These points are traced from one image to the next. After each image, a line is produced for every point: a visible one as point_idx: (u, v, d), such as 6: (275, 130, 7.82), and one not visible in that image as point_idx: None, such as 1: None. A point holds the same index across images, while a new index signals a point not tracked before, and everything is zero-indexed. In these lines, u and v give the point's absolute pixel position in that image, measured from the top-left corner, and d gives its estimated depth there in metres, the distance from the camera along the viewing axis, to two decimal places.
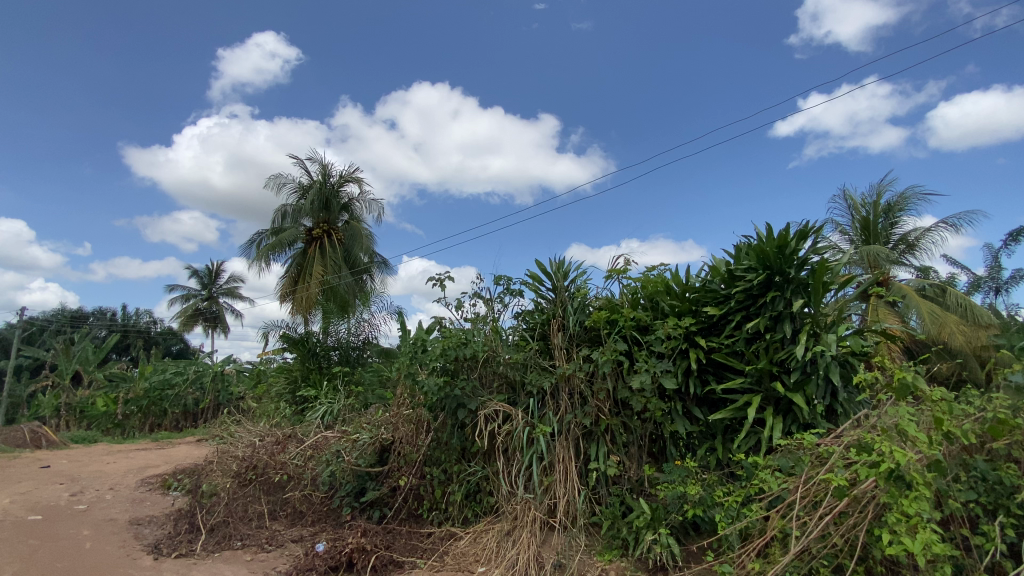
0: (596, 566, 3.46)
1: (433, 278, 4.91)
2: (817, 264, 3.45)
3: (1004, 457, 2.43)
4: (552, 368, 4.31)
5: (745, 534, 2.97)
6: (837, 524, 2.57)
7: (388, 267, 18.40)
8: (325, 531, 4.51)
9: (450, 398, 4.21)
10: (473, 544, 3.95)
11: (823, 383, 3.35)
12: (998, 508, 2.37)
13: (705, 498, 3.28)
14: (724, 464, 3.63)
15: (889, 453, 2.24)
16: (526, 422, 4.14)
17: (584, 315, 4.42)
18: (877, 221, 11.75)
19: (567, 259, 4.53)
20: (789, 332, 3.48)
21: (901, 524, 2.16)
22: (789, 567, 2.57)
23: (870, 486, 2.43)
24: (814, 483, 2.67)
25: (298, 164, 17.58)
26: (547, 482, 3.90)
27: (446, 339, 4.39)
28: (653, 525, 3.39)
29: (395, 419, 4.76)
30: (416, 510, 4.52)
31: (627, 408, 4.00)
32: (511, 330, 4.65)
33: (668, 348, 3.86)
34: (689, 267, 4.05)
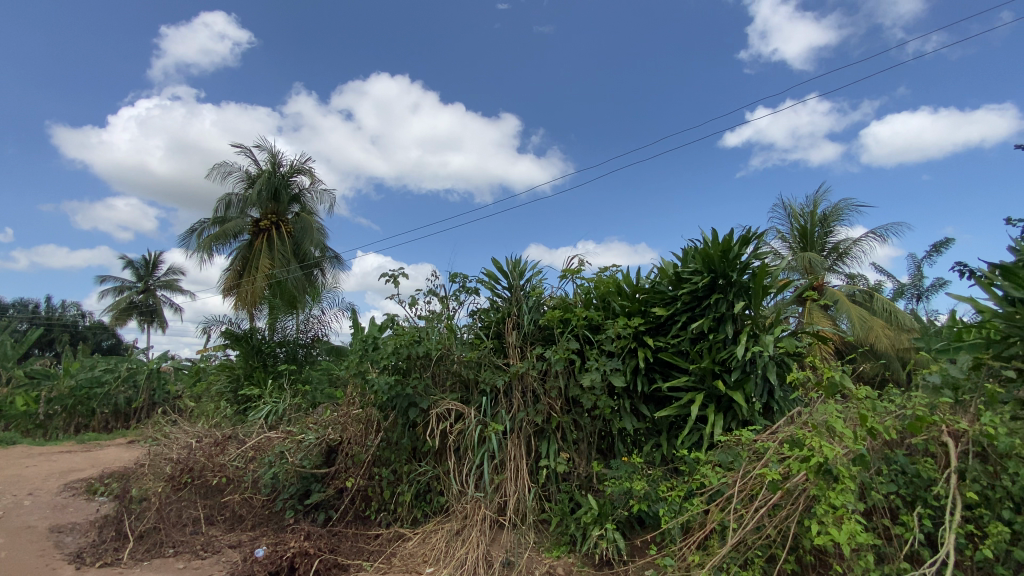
0: (545, 562, 3.48)
1: (386, 274, 4.79)
2: (757, 269, 3.61)
3: (921, 451, 2.62)
4: (505, 367, 4.31)
5: (687, 527, 3.08)
6: (771, 516, 2.70)
7: (341, 262, 17.90)
8: (266, 535, 4.32)
9: (402, 396, 4.12)
10: (421, 545, 3.90)
11: (761, 381, 3.52)
12: (916, 499, 2.55)
13: (650, 494, 3.37)
14: (669, 460, 3.74)
15: (818, 448, 2.38)
16: (478, 421, 4.13)
17: (538, 313, 4.44)
18: (814, 230, 12.50)
19: (522, 258, 4.55)
20: (730, 333, 3.63)
21: (828, 516, 2.30)
22: (726, 558, 2.68)
23: (801, 479, 2.56)
24: (751, 477, 2.80)
25: (246, 152, 16.82)
26: (497, 480, 3.90)
27: (398, 337, 4.29)
28: (600, 521, 3.45)
29: (344, 419, 4.62)
30: (363, 512, 4.41)
31: (578, 407, 4.06)
32: (466, 328, 4.60)
33: (619, 348, 3.95)
34: (640, 269, 4.14)
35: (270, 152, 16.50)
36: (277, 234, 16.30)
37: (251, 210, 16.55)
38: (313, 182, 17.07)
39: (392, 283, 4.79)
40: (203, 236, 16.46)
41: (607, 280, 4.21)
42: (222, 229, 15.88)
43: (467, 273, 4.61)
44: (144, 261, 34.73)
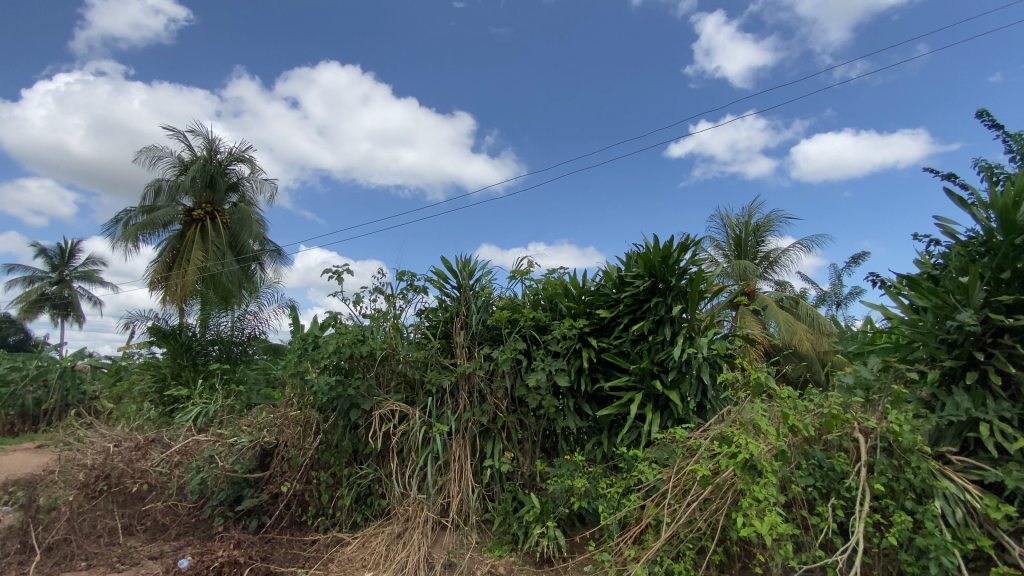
0: (486, 562, 3.48)
1: (329, 271, 4.63)
2: (695, 275, 3.78)
3: (836, 446, 2.84)
4: (452, 367, 4.28)
5: (624, 522, 3.18)
6: (702, 509, 2.83)
7: (282, 256, 17.14)
8: (191, 544, 4.06)
9: (342, 398, 4.02)
10: (361, 549, 3.80)
11: (695, 381, 3.68)
12: (830, 491, 2.74)
13: (590, 491, 3.45)
14: (609, 458, 3.84)
15: (744, 445, 2.53)
16: (422, 422, 4.08)
17: (487, 313, 4.44)
18: (747, 239, 13.26)
19: (472, 258, 4.53)
20: (668, 335, 3.78)
21: (754, 508, 2.44)
22: (660, 552, 2.79)
23: (729, 475, 2.72)
24: (684, 473, 2.94)
25: (179, 136, 15.76)
26: (441, 482, 3.87)
27: (341, 335, 4.15)
28: (542, 519, 3.50)
29: (281, 421, 4.43)
30: (299, 517, 4.24)
31: (524, 406, 4.09)
32: (413, 327, 4.52)
33: (564, 348, 4.02)
34: (586, 272, 4.23)
35: (206, 137, 15.54)
36: (211, 224, 15.39)
37: (183, 198, 15.54)
38: (253, 172, 16.23)
39: (336, 280, 4.64)
40: (128, 224, 15.27)
41: (555, 282, 4.28)
42: (150, 218, 14.80)
43: (415, 271, 4.54)
44: (58, 250, 31.78)
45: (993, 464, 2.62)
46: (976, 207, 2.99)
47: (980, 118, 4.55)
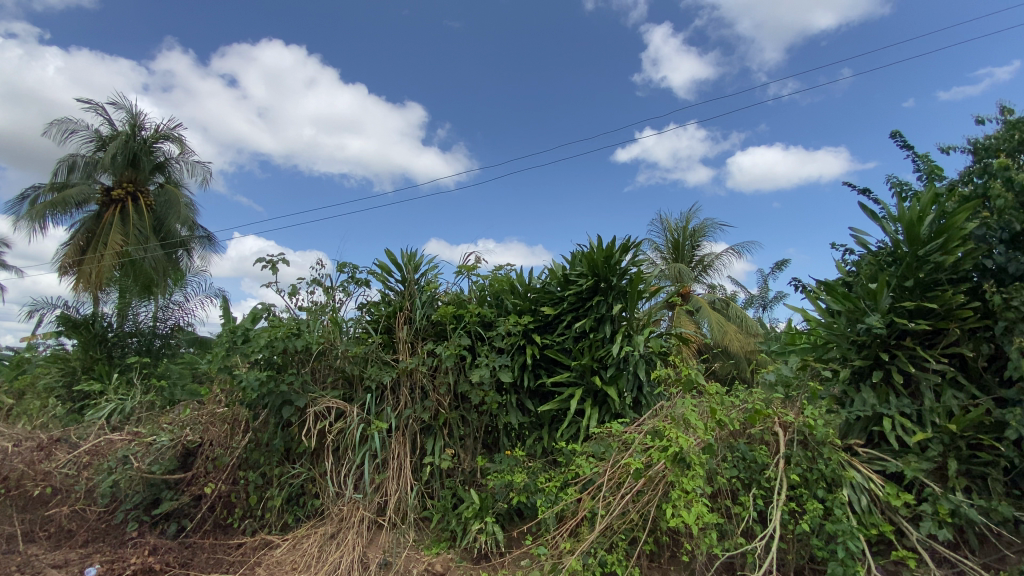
0: (423, 560, 3.43)
1: (264, 261, 4.40)
2: (635, 275, 3.90)
3: (758, 440, 3.01)
4: (393, 363, 4.17)
5: (561, 516, 3.23)
6: (635, 501, 2.93)
7: (213, 244, 16.13)
8: (100, 551, 3.73)
9: (274, 394, 3.84)
10: (291, 551, 3.64)
11: (632, 377, 3.79)
12: (752, 482, 2.90)
13: (529, 485, 3.48)
14: (549, 452, 3.88)
15: (674, 439, 2.65)
16: (360, 419, 3.97)
17: (432, 308, 4.35)
18: (685, 243, 13.89)
19: (418, 252, 4.45)
20: (608, 333, 3.88)
21: (682, 499, 2.55)
22: (595, 543, 2.86)
23: (661, 467, 2.83)
24: (619, 466, 3.04)
25: (98, 108, 14.43)
26: (378, 480, 3.78)
27: (274, 329, 3.95)
28: (480, 515, 3.50)
29: (207, 418, 4.18)
30: (225, 520, 4.02)
31: (466, 402, 4.06)
32: (353, 322, 4.37)
33: (508, 344, 4.03)
34: (532, 269, 4.26)
35: (129, 112, 14.32)
36: (132, 206, 14.23)
37: (101, 176, 14.26)
38: (183, 152, 15.13)
39: (270, 270, 4.40)
40: (35, 202, 13.84)
41: (501, 278, 4.28)
42: (60, 196, 13.46)
43: (357, 263, 4.40)
44: None
45: (893, 455, 2.88)
46: (886, 221, 3.27)
47: (895, 139, 4.79)
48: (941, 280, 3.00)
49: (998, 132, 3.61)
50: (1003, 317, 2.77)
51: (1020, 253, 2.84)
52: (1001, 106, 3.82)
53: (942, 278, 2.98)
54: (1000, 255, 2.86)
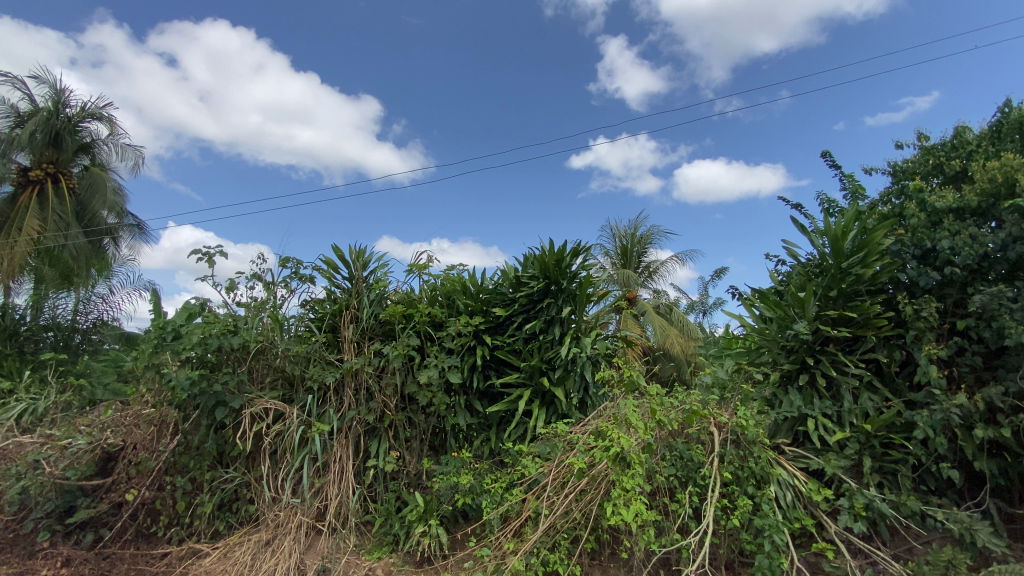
0: (363, 565, 3.34)
1: (200, 253, 4.15)
2: (584, 279, 3.97)
3: (695, 439, 3.13)
4: (338, 363, 4.04)
5: (506, 517, 3.23)
6: (578, 500, 2.99)
7: (143, 233, 15.10)
8: (5, 564, 3.40)
9: (206, 394, 3.64)
10: (222, 560, 3.45)
11: (579, 378, 3.85)
12: (689, 480, 3.02)
13: (475, 487, 3.46)
14: (496, 453, 3.88)
15: (616, 439, 2.73)
16: (300, 421, 3.83)
17: (380, 307, 4.25)
18: (633, 249, 14.31)
19: (367, 249, 4.33)
20: (558, 334, 3.93)
21: (622, 497, 2.63)
22: (538, 543, 2.90)
23: (603, 467, 2.91)
24: (563, 466, 3.09)
25: (14, 79, 13.17)
26: (318, 484, 3.66)
27: (208, 325, 3.73)
28: (424, 518, 3.45)
29: (131, 420, 3.90)
30: (148, 528, 3.76)
31: (414, 403, 3.99)
32: (295, 319, 4.21)
33: (458, 345, 4.00)
34: (484, 270, 4.26)
35: (52, 86, 13.15)
36: (51, 188, 13.07)
37: (16, 155, 13.03)
38: (113, 133, 14.07)
39: (207, 263, 4.16)
40: None
41: (452, 278, 4.24)
42: None
43: (301, 259, 4.24)
44: None
45: (816, 453, 3.08)
46: (815, 235, 3.49)
47: (825, 158, 5.16)
48: (861, 290, 3.24)
49: (914, 157, 3.94)
50: (913, 326, 3.03)
51: (929, 268, 3.11)
52: (917, 134, 4.19)
53: (862, 289, 3.23)
54: (912, 270, 3.13)
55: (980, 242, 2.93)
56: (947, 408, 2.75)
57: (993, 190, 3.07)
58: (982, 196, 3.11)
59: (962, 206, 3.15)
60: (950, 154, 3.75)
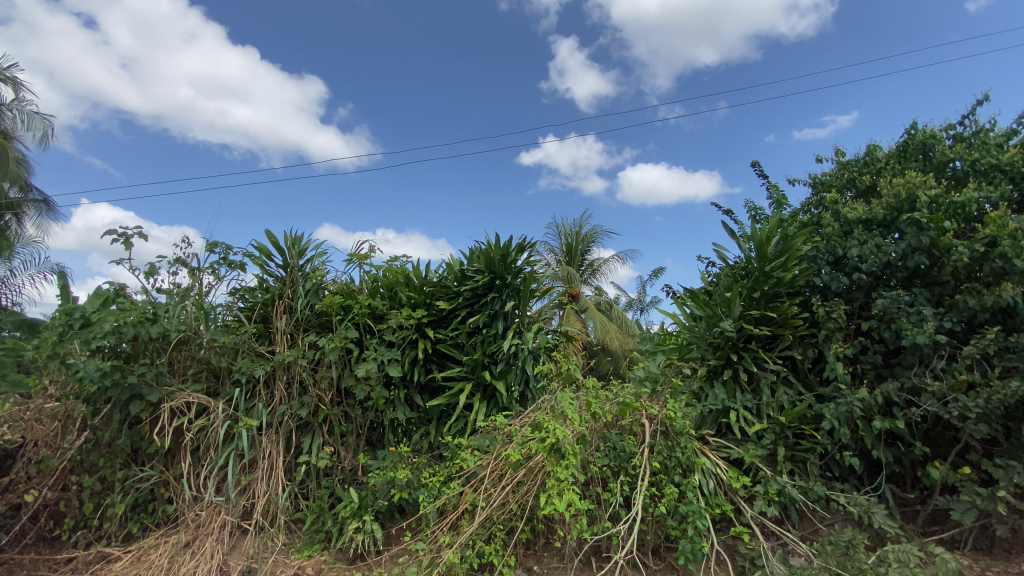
0: (292, 564, 3.23)
1: (114, 234, 3.82)
2: (528, 275, 4.01)
3: (627, 430, 3.26)
4: (269, 355, 3.86)
5: (443, 510, 3.22)
6: (515, 492, 3.05)
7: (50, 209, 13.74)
8: None
9: (119, 387, 3.37)
10: (135, 563, 3.22)
11: (520, 371, 3.89)
12: (620, 469, 3.14)
13: (412, 481, 3.41)
14: (435, 447, 3.85)
15: (552, 430, 2.80)
16: (226, 416, 3.64)
17: (317, 298, 4.08)
18: (578, 246, 14.61)
19: (304, 236, 4.15)
20: (501, 329, 3.95)
21: (556, 487, 2.69)
22: (474, 535, 2.92)
23: (540, 459, 2.98)
24: (500, 459, 3.12)
25: None
26: (245, 481, 3.50)
27: (122, 312, 3.43)
28: (359, 514, 3.35)
29: (30, 416, 3.56)
30: (51, 532, 3.46)
31: (350, 397, 3.87)
32: (222, 308, 3.97)
33: (399, 338, 3.92)
34: (429, 262, 4.20)
35: None
36: None
37: None
38: (17, 97, 12.63)
39: (122, 245, 3.83)
40: None
41: (394, 270, 4.14)
42: None
43: (231, 244, 4.00)
44: None
45: (736, 443, 3.29)
46: (743, 239, 3.71)
47: (755, 168, 5.50)
48: (781, 292, 3.49)
49: (832, 171, 4.28)
50: (824, 326, 3.29)
51: (840, 274, 3.39)
52: (835, 150, 4.55)
53: (782, 291, 3.47)
54: (826, 275, 3.40)
55: (884, 251, 3.20)
56: (851, 401, 3.02)
57: (897, 204, 3.37)
58: (888, 209, 3.40)
59: (870, 218, 3.43)
60: (863, 169, 4.11)
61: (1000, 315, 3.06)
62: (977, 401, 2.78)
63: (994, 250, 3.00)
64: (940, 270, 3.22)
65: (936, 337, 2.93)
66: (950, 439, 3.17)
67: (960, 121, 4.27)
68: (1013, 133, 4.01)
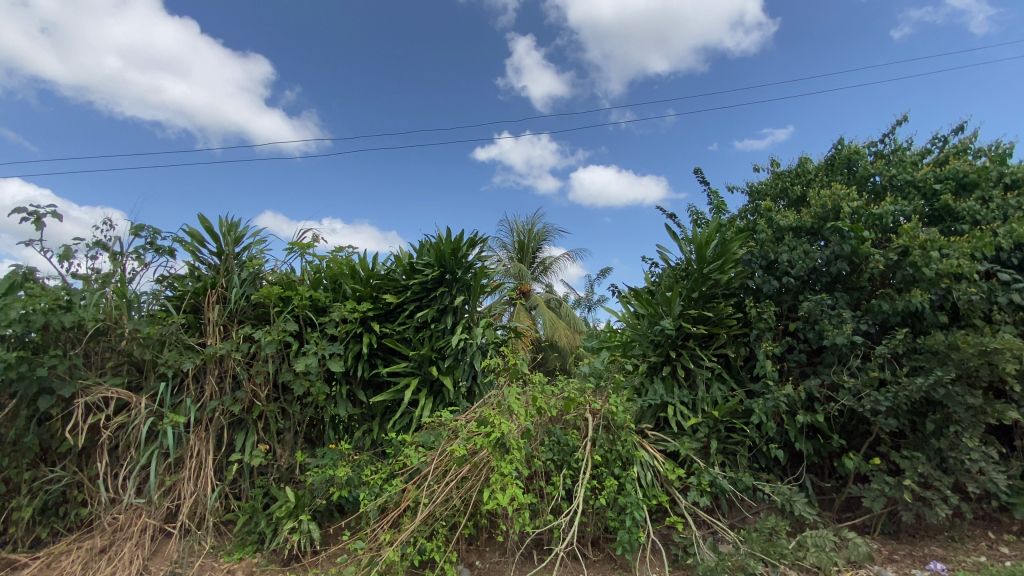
0: (220, 568, 3.08)
1: (23, 212, 3.46)
2: (479, 270, 3.99)
3: (572, 425, 3.32)
4: (199, 347, 3.63)
5: (384, 507, 3.16)
6: (458, 488, 3.03)
7: None
8: None
9: (26, 380, 3.07)
10: (43, 572, 2.97)
11: (468, 367, 3.85)
12: (563, 464, 3.19)
13: (353, 479, 3.31)
14: (378, 444, 3.76)
15: (497, 425, 2.82)
16: (149, 412, 3.41)
17: (254, 288, 3.88)
18: (529, 244, 14.71)
19: (241, 222, 3.93)
20: (450, 324, 3.92)
21: (500, 482, 2.70)
22: (416, 532, 2.88)
23: (485, 454, 2.97)
24: (445, 454, 3.08)
25: None
26: (170, 481, 3.28)
27: (31, 298, 3.13)
28: (295, 514, 3.23)
29: None
30: None
31: (288, 393, 3.71)
32: (147, 297, 3.70)
33: (342, 332, 3.79)
34: (376, 254, 4.09)
35: None
36: None
37: None
38: None
39: (32, 225, 3.48)
40: None
41: (339, 261, 4.00)
42: None
43: (158, 228, 3.72)
44: None
45: (673, 436, 3.43)
46: (684, 242, 3.87)
47: (697, 175, 5.74)
48: (718, 293, 3.66)
49: (767, 180, 4.53)
50: (756, 326, 3.49)
51: (772, 277, 3.59)
52: (771, 161, 4.82)
53: (718, 292, 3.65)
54: (758, 278, 3.60)
55: (811, 257, 3.43)
56: (778, 397, 3.22)
57: (824, 214, 3.62)
58: (815, 218, 3.64)
59: (800, 226, 3.68)
60: (795, 180, 4.37)
61: (909, 319, 3.35)
62: (887, 397, 3.03)
63: (906, 259, 3.28)
64: (859, 276, 3.49)
65: (853, 338, 3.17)
66: (863, 431, 3.44)
67: (881, 140, 4.64)
68: (925, 153, 4.40)
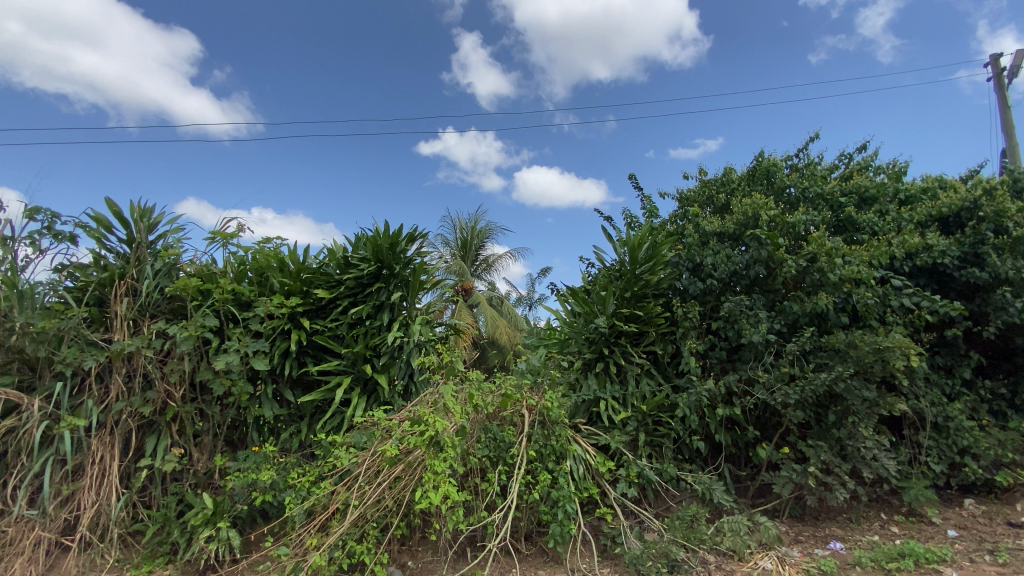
0: None
1: None
2: (418, 266, 3.92)
3: (508, 421, 3.34)
4: (105, 344, 3.33)
5: (312, 510, 3.03)
6: (391, 488, 2.97)
7: None
8: None
9: None
10: None
11: (404, 365, 3.76)
12: (499, 460, 3.20)
13: (278, 483, 3.16)
14: (306, 445, 3.60)
15: (432, 423, 2.80)
16: (43, 415, 3.10)
17: (169, 280, 3.60)
18: (472, 241, 14.65)
19: (156, 208, 3.64)
20: (386, 321, 3.82)
21: (433, 480, 2.67)
22: (344, 535, 2.80)
23: (418, 453, 2.94)
24: (377, 455, 3.00)
25: None
26: (68, 491, 3.00)
27: None
28: (212, 521, 3.03)
29: None
30: None
31: (207, 393, 3.48)
32: (44, 288, 3.34)
33: (268, 328, 3.59)
34: (308, 247, 3.91)
35: None
36: None
37: None
38: None
39: None
40: None
41: (266, 253, 3.81)
42: None
43: (58, 212, 3.38)
44: None
45: (605, 431, 3.54)
46: (617, 243, 4.01)
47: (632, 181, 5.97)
48: (647, 293, 3.83)
49: (696, 188, 4.79)
50: (682, 325, 3.67)
51: (697, 279, 3.80)
52: (700, 169, 5.09)
53: (648, 292, 3.82)
54: (684, 280, 3.80)
55: (732, 260, 3.67)
56: (700, 392, 3.41)
57: (744, 221, 3.87)
58: (737, 224, 3.90)
59: (723, 231, 3.91)
60: (720, 188, 4.65)
61: (816, 320, 3.66)
62: (796, 391, 3.29)
63: (814, 265, 3.58)
64: (774, 279, 3.76)
65: (767, 336, 3.42)
66: (775, 423, 3.71)
67: (797, 155, 5.03)
68: (834, 168, 4.83)
